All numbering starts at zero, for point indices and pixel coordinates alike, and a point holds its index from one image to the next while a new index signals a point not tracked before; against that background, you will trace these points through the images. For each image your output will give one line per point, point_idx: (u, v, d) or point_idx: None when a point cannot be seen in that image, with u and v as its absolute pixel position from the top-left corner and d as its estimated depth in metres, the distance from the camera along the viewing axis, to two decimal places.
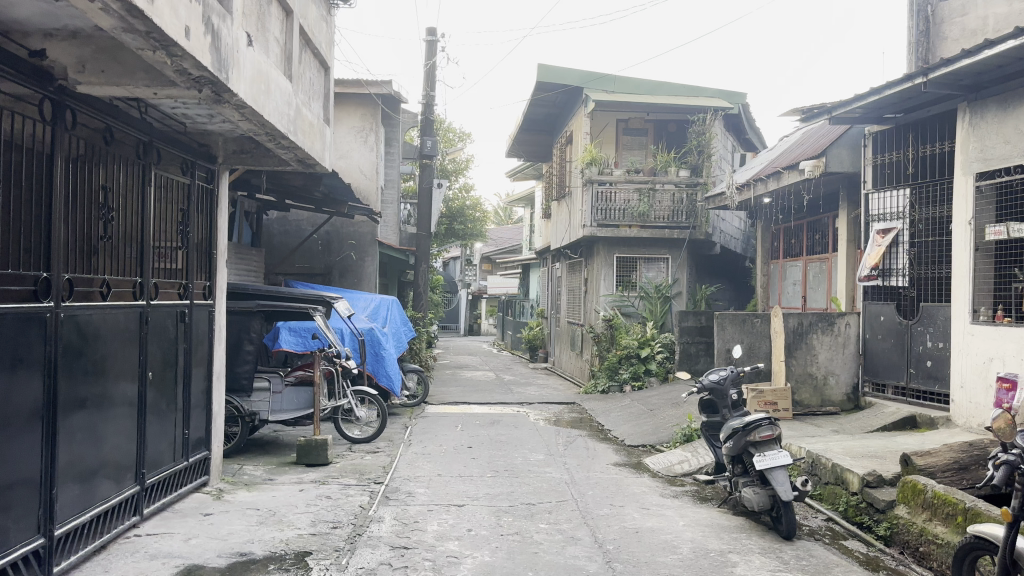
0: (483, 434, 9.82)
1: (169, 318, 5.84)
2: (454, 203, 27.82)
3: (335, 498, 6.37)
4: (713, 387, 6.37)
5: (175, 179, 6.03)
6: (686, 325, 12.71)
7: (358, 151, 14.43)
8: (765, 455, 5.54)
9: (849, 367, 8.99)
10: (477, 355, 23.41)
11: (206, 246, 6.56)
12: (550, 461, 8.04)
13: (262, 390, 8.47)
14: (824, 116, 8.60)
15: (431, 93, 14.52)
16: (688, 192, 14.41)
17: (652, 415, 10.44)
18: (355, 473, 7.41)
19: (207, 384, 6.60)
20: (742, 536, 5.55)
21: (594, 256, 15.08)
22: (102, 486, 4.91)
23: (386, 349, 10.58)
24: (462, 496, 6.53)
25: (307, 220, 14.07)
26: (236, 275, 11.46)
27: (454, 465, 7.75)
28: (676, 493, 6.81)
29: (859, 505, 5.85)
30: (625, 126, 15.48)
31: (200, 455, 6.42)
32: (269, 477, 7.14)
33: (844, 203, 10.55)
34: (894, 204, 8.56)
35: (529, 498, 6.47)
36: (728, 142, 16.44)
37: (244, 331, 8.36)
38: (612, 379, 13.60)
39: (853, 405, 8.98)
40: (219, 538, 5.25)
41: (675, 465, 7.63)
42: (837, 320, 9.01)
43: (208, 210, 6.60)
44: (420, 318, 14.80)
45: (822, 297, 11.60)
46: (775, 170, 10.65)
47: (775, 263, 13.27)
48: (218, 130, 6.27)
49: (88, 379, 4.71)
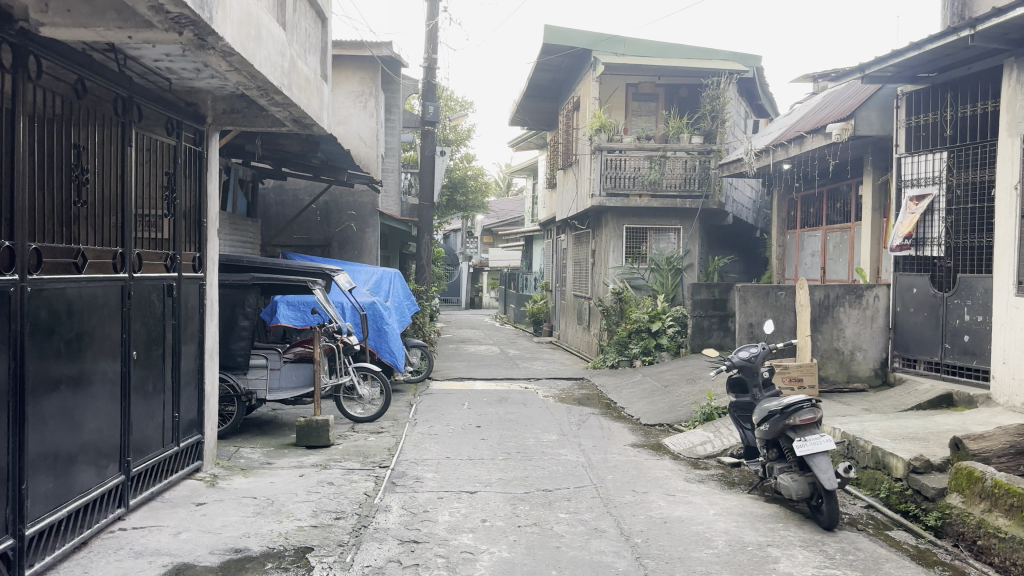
0: (492, 412, 9.39)
1: (155, 292, 5.35)
2: (455, 173, 27.23)
3: (338, 484, 5.93)
4: (744, 364, 5.94)
5: (161, 140, 5.52)
6: (699, 298, 12.25)
7: (357, 117, 13.85)
8: (806, 439, 5.09)
9: (878, 342, 8.57)
10: (480, 329, 23.06)
11: (195, 214, 6.06)
12: (564, 441, 7.61)
13: (258, 367, 8.07)
14: (857, 74, 8.08)
15: (433, 55, 13.91)
16: (701, 159, 13.83)
17: (667, 391, 10.01)
18: (360, 455, 6.98)
19: (200, 363, 6.13)
20: (780, 526, 5.12)
21: (603, 227, 14.57)
22: (80, 475, 4.46)
23: (389, 324, 10.12)
24: (474, 481, 6.10)
25: (304, 190, 13.54)
26: (231, 246, 10.96)
27: (464, 447, 7.32)
28: (702, 477, 6.37)
29: (903, 491, 5.44)
30: (635, 91, 14.91)
31: (191, 440, 5.96)
32: (267, 460, 6.71)
33: (871, 170, 10.05)
34: (929, 168, 8.03)
35: (545, 483, 6.02)
36: (742, 108, 15.83)
37: (239, 305, 7.87)
38: (622, 354, 13.19)
39: (882, 381, 8.57)
40: (212, 532, 4.81)
41: (697, 447, 7.19)
42: (866, 292, 8.57)
43: (198, 174, 6.08)
44: (423, 292, 14.33)
45: (843, 268, 11.14)
46: (798, 134, 10.12)
47: (792, 233, 12.77)
48: (206, 86, 5.73)
49: (63, 359, 4.24)
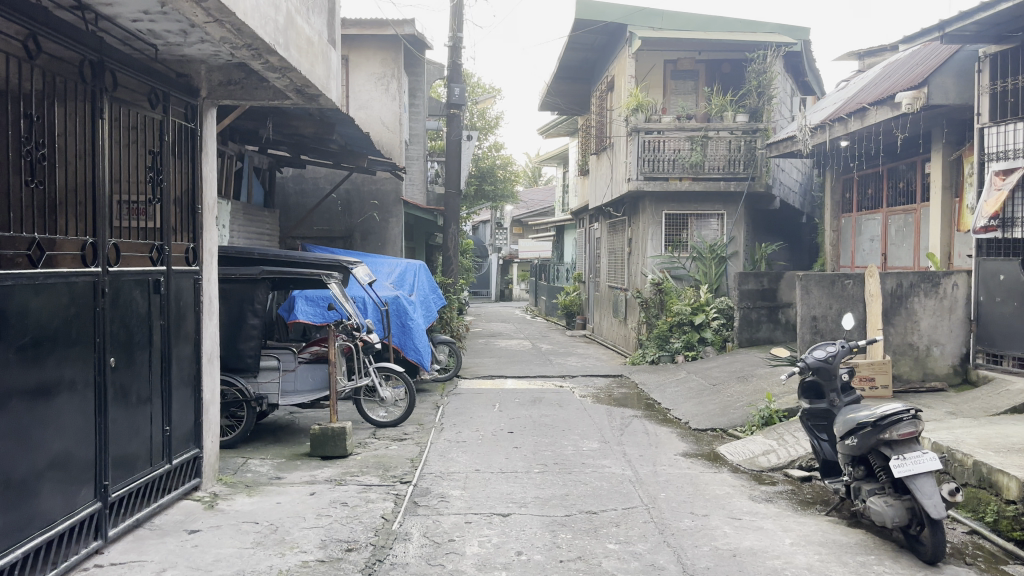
0: (525, 415, 8.61)
1: (137, 289, 4.63)
2: (483, 162, 26.53)
3: (353, 506, 5.20)
4: (819, 366, 5.14)
5: (144, 114, 4.79)
6: (747, 288, 11.47)
7: (378, 100, 13.12)
8: (905, 458, 4.23)
9: (957, 336, 7.66)
10: (510, 322, 22.26)
11: (188, 198, 5.32)
12: (606, 450, 6.82)
13: (269, 369, 7.36)
14: (935, 33, 7.17)
15: (458, 34, 13.11)
16: (747, 139, 12.88)
17: (716, 391, 9.17)
18: (380, 468, 6.24)
19: (197, 367, 5.40)
20: (872, 561, 4.29)
21: (640, 214, 13.70)
22: (41, 505, 3.75)
23: (414, 320, 9.38)
24: (507, 501, 5.33)
25: (325, 178, 12.87)
26: (247, 238, 10.28)
27: (495, 457, 6.56)
28: (769, 495, 5.55)
29: (1017, 517, 4.56)
30: (673, 68, 14.03)
31: (187, 456, 5.25)
32: (277, 475, 6.02)
33: (940, 145, 9.10)
34: (1020, 138, 7.07)
35: (589, 504, 5.23)
36: (788, 84, 14.82)
37: (248, 301, 7.14)
38: (662, 349, 12.41)
39: (962, 379, 7.66)
40: (201, 569, 4.10)
41: (759, 458, 6.36)
42: (943, 280, 7.65)
43: (191, 154, 5.35)
44: (451, 284, 13.60)
45: (907, 254, 10.19)
46: (860, 107, 9.19)
47: (847, 217, 11.79)
48: (197, 52, 5.01)
49: (15, 369, 3.55)
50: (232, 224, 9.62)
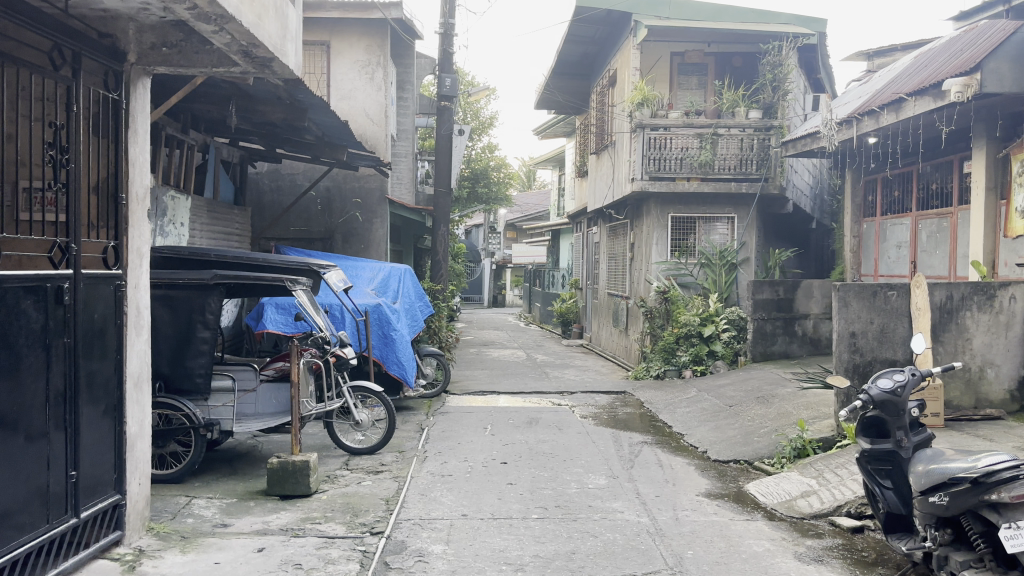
0: (521, 440, 7.61)
1: (25, 299, 3.58)
2: (476, 163, 25.50)
3: (309, 569, 4.19)
4: (886, 399, 4.14)
5: (44, 76, 3.76)
6: (761, 298, 10.51)
7: (363, 90, 12.15)
8: (1020, 527, 3.25)
9: (1013, 356, 6.79)
10: (504, 330, 21.21)
11: (110, 185, 4.30)
12: (616, 489, 5.82)
13: (222, 391, 6.32)
14: None
15: (450, 20, 12.15)
16: (760, 137, 11.94)
17: (734, 412, 8.20)
18: (348, 512, 5.23)
19: (120, 394, 4.37)
20: None
21: (645, 217, 12.73)
22: None
23: (397, 330, 8.41)
24: (499, 561, 4.32)
25: (302, 173, 11.87)
26: (212, 238, 9.26)
27: (486, 498, 5.57)
28: (820, 552, 4.55)
29: None
30: (681, 61, 13.09)
31: (102, 504, 4.21)
32: (223, 521, 5.01)
33: (985, 142, 8.20)
34: None
35: (601, 568, 4.21)
36: (801, 80, 13.91)
37: (198, 311, 6.16)
38: (668, 363, 11.37)
39: (1018, 406, 6.79)
40: None
41: (797, 502, 5.37)
42: (999, 292, 6.76)
43: (114, 132, 4.31)
44: (439, 291, 12.51)
45: (940, 261, 9.28)
46: (895, 97, 8.25)
47: (869, 222, 10.87)
48: (122, 4, 4.02)
49: None
50: (193, 222, 8.61)
